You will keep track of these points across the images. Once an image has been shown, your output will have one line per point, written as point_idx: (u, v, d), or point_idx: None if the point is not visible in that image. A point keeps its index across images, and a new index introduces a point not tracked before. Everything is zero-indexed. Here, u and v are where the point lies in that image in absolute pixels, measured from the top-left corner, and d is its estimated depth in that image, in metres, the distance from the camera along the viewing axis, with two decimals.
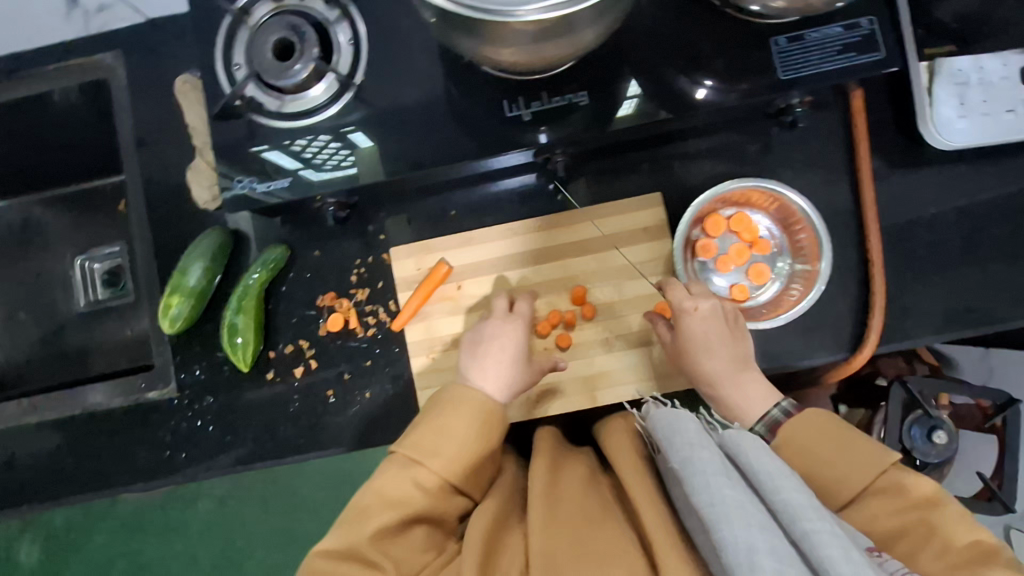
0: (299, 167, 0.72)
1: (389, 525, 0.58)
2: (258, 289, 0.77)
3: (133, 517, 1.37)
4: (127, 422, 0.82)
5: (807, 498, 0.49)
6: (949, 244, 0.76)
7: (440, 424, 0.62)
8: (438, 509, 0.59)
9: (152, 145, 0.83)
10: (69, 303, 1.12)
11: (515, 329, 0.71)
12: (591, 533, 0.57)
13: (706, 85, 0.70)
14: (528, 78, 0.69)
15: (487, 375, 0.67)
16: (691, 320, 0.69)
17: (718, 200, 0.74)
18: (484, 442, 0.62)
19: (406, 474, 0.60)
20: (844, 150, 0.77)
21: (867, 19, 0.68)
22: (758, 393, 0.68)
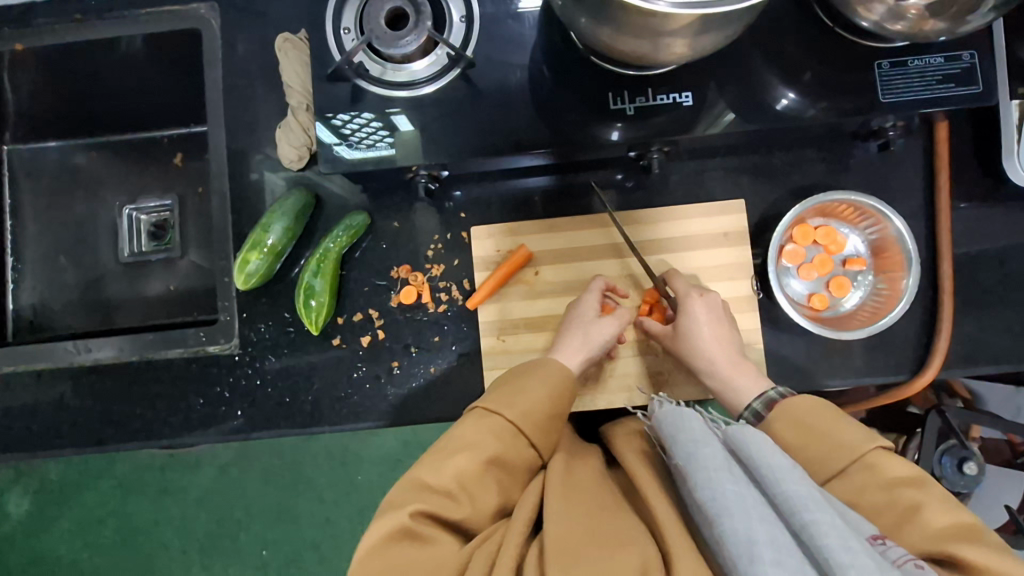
0: (336, 142, 0.73)
1: (468, 467, 0.62)
2: (337, 253, 0.77)
3: (130, 477, 1.34)
4: (184, 374, 0.82)
5: (807, 489, 0.50)
6: (1017, 279, 0.78)
7: (520, 384, 0.68)
8: (511, 453, 0.64)
9: (239, 99, 0.83)
10: (106, 250, 1.10)
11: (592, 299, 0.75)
12: (603, 516, 0.57)
13: (789, 96, 0.71)
14: (624, 72, 0.70)
15: (567, 348, 0.73)
16: (691, 306, 0.73)
17: (811, 210, 0.76)
18: (558, 403, 0.69)
19: (485, 423, 0.65)
20: (923, 178, 0.79)
21: (969, 52, 0.70)
22: (751, 381, 0.70)
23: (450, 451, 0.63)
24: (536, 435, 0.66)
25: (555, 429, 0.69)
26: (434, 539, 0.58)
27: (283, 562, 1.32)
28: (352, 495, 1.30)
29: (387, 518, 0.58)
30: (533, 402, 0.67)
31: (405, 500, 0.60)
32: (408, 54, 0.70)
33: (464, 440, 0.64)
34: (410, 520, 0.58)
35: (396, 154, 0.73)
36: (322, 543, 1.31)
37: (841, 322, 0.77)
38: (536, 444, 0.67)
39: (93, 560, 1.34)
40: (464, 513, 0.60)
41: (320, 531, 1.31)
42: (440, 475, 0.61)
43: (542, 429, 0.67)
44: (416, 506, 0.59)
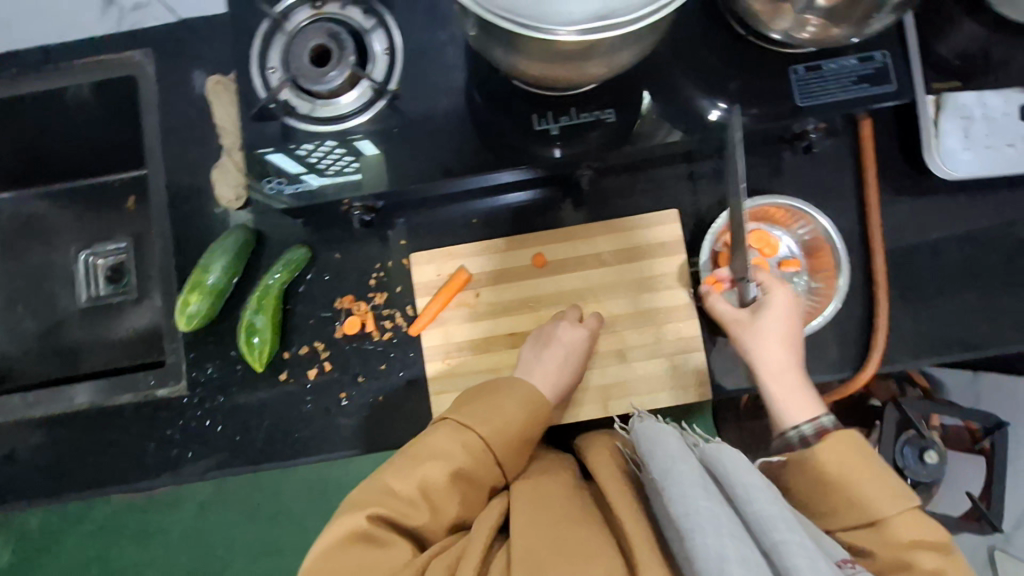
0: (303, 171, 0.76)
1: (434, 477, 0.62)
2: (279, 288, 0.78)
3: (109, 521, 1.33)
4: (135, 418, 0.82)
5: (779, 510, 0.51)
6: (951, 269, 0.80)
7: (494, 401, 0.67)
8: (479, 470, 0.63)
9: (175, 141, 0.83)
10: (64, 297, 1.10)
11: (577, 337, 0.74)
12: (568, 531, 0.57)
13: (720, 107, 0.73)
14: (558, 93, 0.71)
15: (543, 371, 0.72)
16: (772, 303, 0.69)
17: (742, 216, 0.78)
18: (532, 425, 0.68)
19: (456, 435, 0.64)
20: (852, 177, 0.81)
21: (881, 53, 0.72)
22: (801, 399, 0.66)
23: (419, 459, 0.63)
24: (502, 454, 0.65)
25: (524, 451, 0.68)
26: (388, 542, 0.59)
27: None
28: None
29: (347, 518, 0.59)
30: (504, 420, 0.66)
31: (363, 502, 0.61)
32: (335, 88, 0.71)
33: (429, 449, 0.64)
34: (367, 523, 0.59)
35: (364, 178, 0.75)
36: None
37: None
38: (502, 464, 0.66)
39: None
40: (423, 519, 0.61)
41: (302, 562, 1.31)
42: (405, 482, 0.62)
43: (512, 449, 0.66)
44: (374, 509, 0.60)
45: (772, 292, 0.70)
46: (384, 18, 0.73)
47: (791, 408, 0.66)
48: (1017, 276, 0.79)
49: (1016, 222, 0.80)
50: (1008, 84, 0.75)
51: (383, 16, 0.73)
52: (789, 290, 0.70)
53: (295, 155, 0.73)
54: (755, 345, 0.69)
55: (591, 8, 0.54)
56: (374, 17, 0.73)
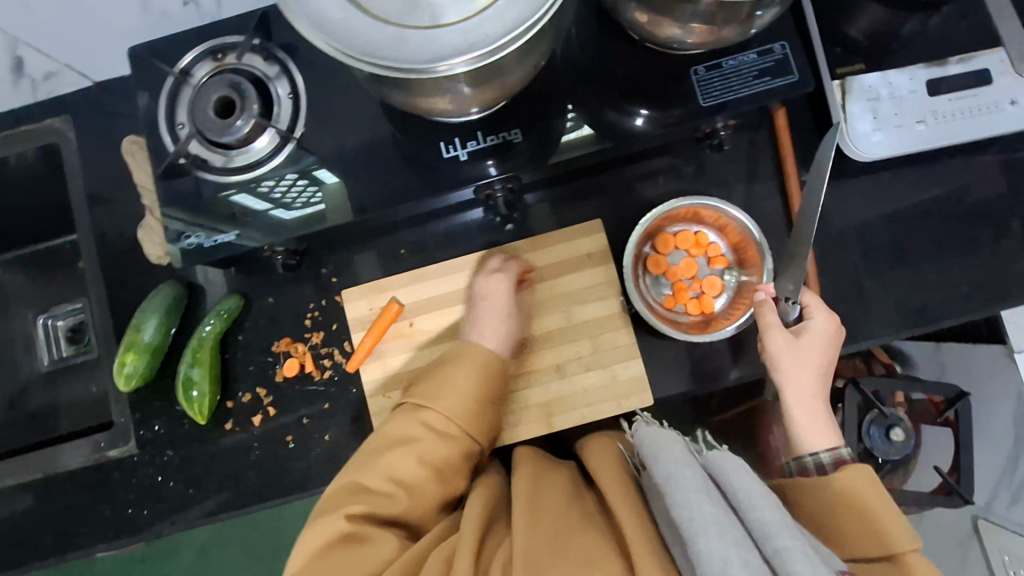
0: (269, 207, 0.75)
1: (403, 464, 0.63)
2: (212, 340, 0.78)
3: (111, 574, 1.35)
4: (89, 482, 0.82)
5: (782, 519, 0.51)
6: (875, 248, 0.81)
7: (446, 374, 0.68)
8: (446, 447, 0.65)
9: (105, 202, 0.85)
10: (26, 363, 1.11)
11: (499, 282, 0.75)
12: (567, 534, 0.56)
13: (642, 114, 0.73)
14: (470, 116, 0.69)
15: (486, 333, 0.72)
16: (810, 329, 0.68)
17: (665, 218, 0.78)
18: (489, 389, 0.68)
19: (414, 417, 0.66)
20: (773, 166, 0.81)
21: (779, 44, 0.72)
22: (819, 427, 0.66)
23: (384, 449, 0.65)
24: (472, 424, 0.67)
25: (492, 415, 0.69)
26: (372, 538, 0.60)
27: None
28: None
29: (325, 522, 0.60)
30: (460, 389, 0.67)
31: (339, 503, 0.62)
32: (243, 137, 0.72)
33: (395, 438, 0.66)
34: (345, 522, 0.60)
35: (328, 208, 0.74)
36: None
37: (710, 324, 0.77)
38: (474, 435, 0.67)
39: None
40: (402, 506, 0.63)
41: None
42: (375, 476, 0.64)
43: (479, 419, 0.67)
44: (351, 509, 0.61)
45: (814, 314, 0.69)
46: (286, 64, 0.74)
47: (810, 434, 0.65)
48: (944, 248, 0.81)
49: (937, 196, 0.82)
50: (912, 61, 0.75)
51: (286, 63, 0.74)
52: (832, 317, 0.69)
53: (262, 193, 0.74)
54: (790, 363, 0.67)
55: (455, 41, 0.51)
56: (277, 64, 0.74)
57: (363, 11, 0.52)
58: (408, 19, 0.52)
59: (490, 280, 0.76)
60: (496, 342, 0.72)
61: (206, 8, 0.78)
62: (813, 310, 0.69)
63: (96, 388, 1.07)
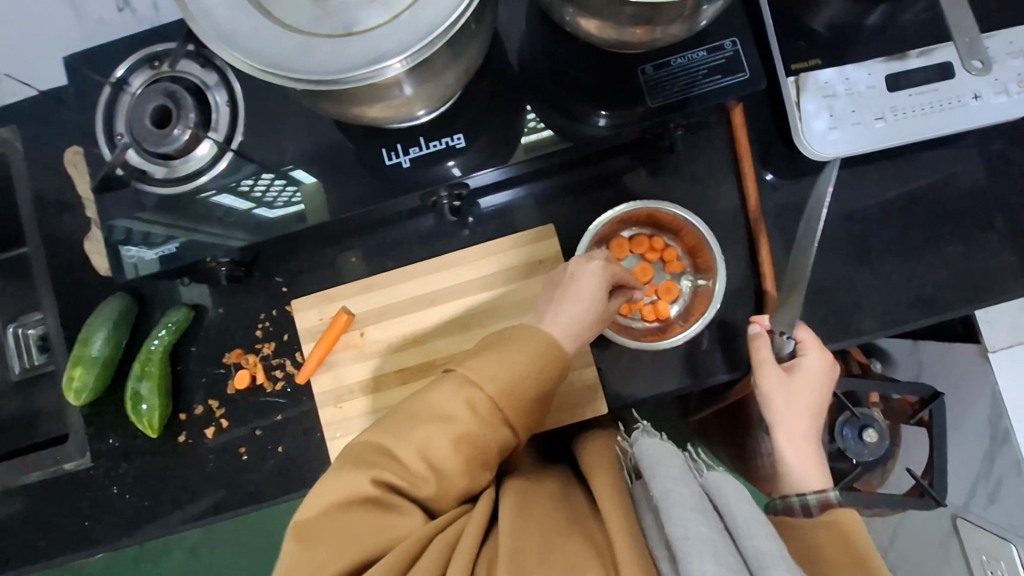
0: (252, 207, 0.71)
1: (437, 440, 0.57)
2: (162, 353, 0.77)
3: None
4: (47, 494, 0.82)
5: (778, 549, 0.50)
6: (838, 249, 0.79)
7: (507, 352, 0.61)
8: (487, 435, 0.58)
9: (53, 215, 0.84)
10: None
11: (593, 269, 0.68)
12: (563, 542, 0.54)
13: (603, 116, 0.71)
14: (416, 119, 0.68)
15: (562, 318, 0.65)
16: (806, 366, 0.68)
17: (615, 222, 0.76)
18: (543, 376, 0.61)
19: (465, 392, 0.59)
20: (731, 166, 0.79)
21: (730, 41, 0.69)
22: (811, 468, 0.65)
23: (421, 420, 0.58)
24: (513, 415, 0.60)
25: (534, 408, 0.62)
26: (395, 507, 0.55)
27: None
28: None
29: (348, 479, 0.55)
30: (518, 373, 0.59)
31: (365, 463, 0.57)
32: (182, 146, 0.71)
33: (436, 412, 0.59)
34: (370, 485, 0.55)
35: (308, 208, 0.70)
36: None
37: (666, 329, 0.75)
38: (513, 427, 0.60)
39: None
40: (429, 490, 0.57)
41: None
42: (407, 445, 0.58)
43: (521, 410, 0.60)
44: (381, 473, 0.56)
45: (808, 351, 0.68)
46: (224, 71, 0.73)
47: (803, 475, 0.65)
48: (908, 249, 0.78)
49: (899, 195, 0.80)
50: (871, 55, 0.72)
51: (224, 70, 0.73)
52: (826, 355, 0.68)
53: (241, 193, 0.71)
54: (782, 400, 0.67)
55: (361, 52, 0.49)
56: (215, 71, 0.73)
57: (272, 21, 0.50)
58: (320, 27, 0.50)
59: (586, 266, 0.69)
60: (567, 335, 0.64)
61: (144, 13, 0.76)
62: (807, 346, 0.69)
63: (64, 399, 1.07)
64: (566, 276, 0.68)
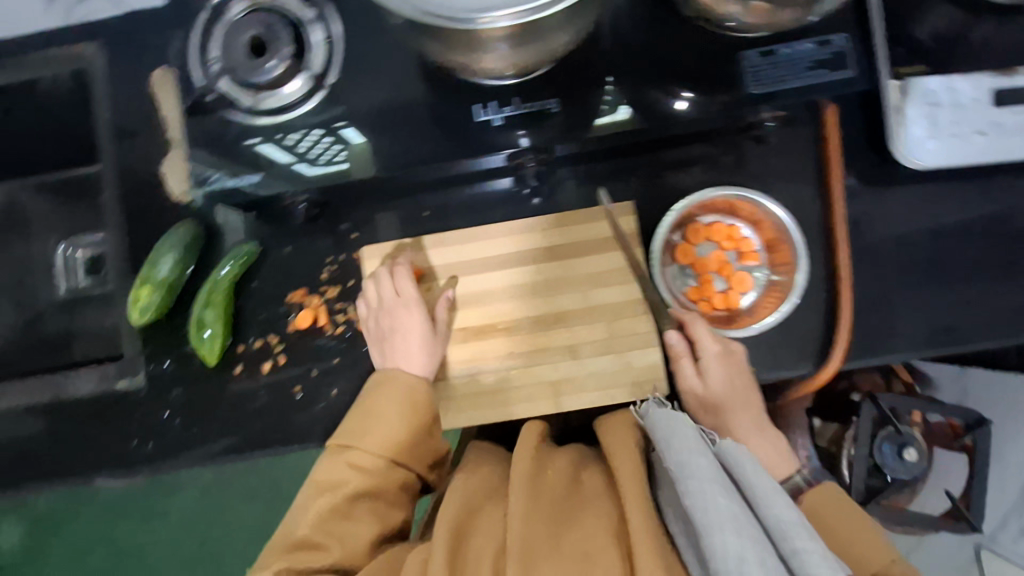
0: (293, 160, 0.73)
1: (331, 498, 0.64)
2: (228, 282, 0.78)
3: (117, 504, 1.42)
4: (94, 411, 0.82)
5: (798, 517, 0.50)
6: (916, 262, 0.77)
7: (372, 406, 0.69)
8: (382, 482, 0.66)
9: (128, 136, 0.84)
10: (45, 289, 1.13)
11: (412, 311, 0.73)
12: (574, 530, 0.55)
13: (685, 97, 0.69)
14: (503, 82, 0.69)
15: (413, 356, 0.72)
16: (712, 369, 0.70)
17: (696, 207, 0.75)
18: (413, 420, 0.68)
19: (338, 458, 0.67)
20: (815, 164, 0.76)
21: (839, 36, 0.67)
22: (777, 460, 0.72)
23: (321, 490, 0.65)
24: (405, 456, 0.68)
25: (425, 446, 0.70)
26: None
27: None
28: None
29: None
30: (385, 427, 0.67)
31: (270, 561, 0.62)
32: (273, 79, 0.70)
33: (325, 483, 0.66)
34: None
35: (352, 167, 0.74)
36: None
37: (735, 320, 0.75)
38: (404, 468, 0.68)
39: None
40: (337, 556, 0.62)
41: None
42: (308, 522, 0.64)
43: (408, 453, 0.68)
44: (280, 563, 0.61)
45: (709, 346, 0.70)
46: (323, 9, 0.72)
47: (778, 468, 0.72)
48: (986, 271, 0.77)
49: (990, 215, 0.77)
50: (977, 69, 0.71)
51: (324, 7, 0.72)
52: (719, 343, 0.70)
53: (284, 145, 0.72)
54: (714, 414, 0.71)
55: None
56: (315, 8, 0.72)
57: None
58: None
59: (404, 310, 0.74)
60: (425, 366, 0.73)
61: None
62: (705, 343, 0.70)
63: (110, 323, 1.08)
64: (386, 328, 0.74)
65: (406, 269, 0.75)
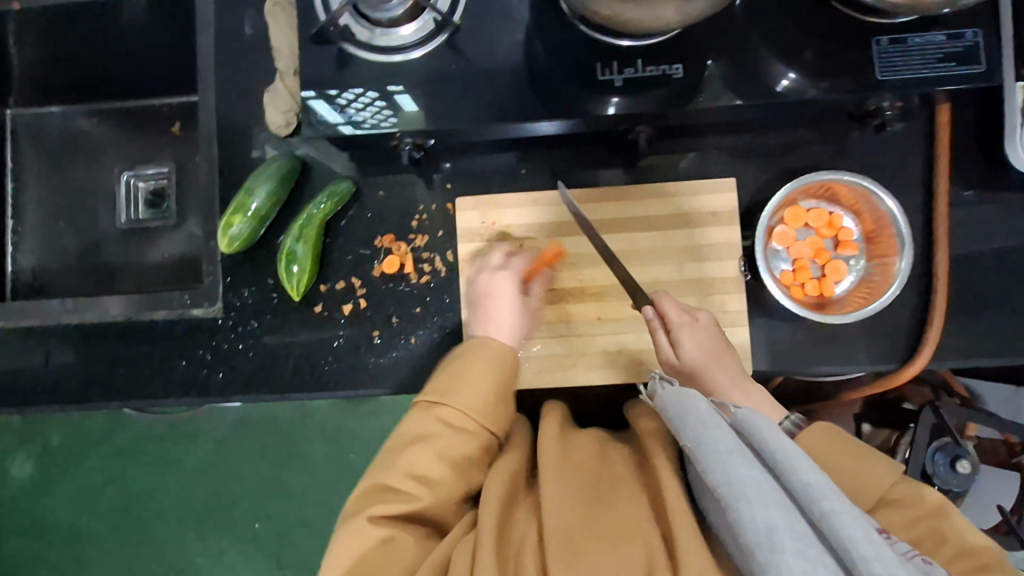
0: (342, 122, 0.74)
1: (423, 457, 0.61)
2: (321, 219, 0.77)
3: (129, 447, 1.35)
4: (169, 334, 0.82)
5: (828, 481, 0.49)
6: (1015, 269, 0.76)
7: (457, 370, 0.65)
8: (473, 442, 0.62)
9: (232, 65, 0.84)
10: (97, 212, 1.05)
11: (508, 280, 0.73)
12: (606, 513, 0.56)
13: (790, 77, 0.70)
14: (618, 42, 0.68)
15: (496, 329, 0.70)
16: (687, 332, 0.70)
17: (801, 191, 0.75)
18: (501, 388, 0.65)
19: (432, 414, 0.63)
20: (924, 162, 0.77)
21: (972, 31, 0.67)
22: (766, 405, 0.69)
23: (410, 442, 0.62)
24: (493, 422, 0.64)
25: (510, 410, 0.66)
26: (397, 539, 0.58)
27: (277, 535, 1.33)
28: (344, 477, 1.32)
29: (348, 533, 0.59)
30: (477, 389, 0.63)
31: (359, 508, 0.60)
32: (394, 18, 0.68)
33: (413, 435, 0.63)
34: (370, 525, 0.58)
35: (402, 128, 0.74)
36: (313, 519, 1.32)
37: (827, 308, 0.75)
38: (493, 430, 0.64)
39: (91, 527, 1.35)
40: (428, 503, 0.60)
41: (313, 507, 1.32)
42: (397, 473, 0.61)
43: (498, 419, 0.64)
44: (373, 510, 0.59)
45: (674, 314, 0.71)
46: None
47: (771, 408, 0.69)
48: None
49: None
50: None
51: None
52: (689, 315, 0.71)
53: (335, 104, 0.72)
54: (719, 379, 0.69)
55: None
56: None
57: None
58: None
59: (497, 277, 0.73)
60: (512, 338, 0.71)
61: None
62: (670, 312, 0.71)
63: (163, 256, 1.03)
64: (480, 294, 0.73)
65: (530, 253, 0.76)
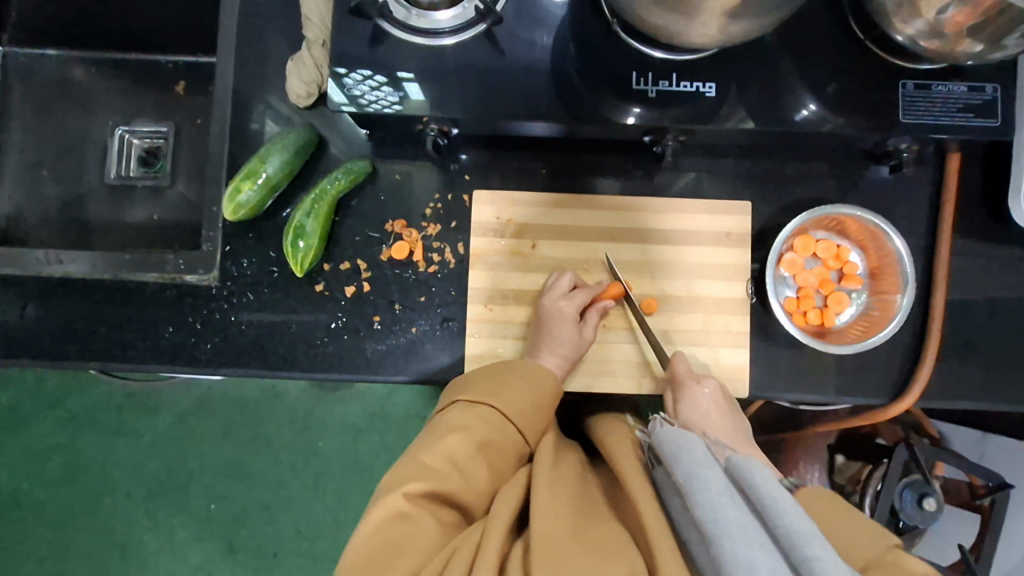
0: (344, 103, 0.71)
1: (461, 445, 0.63)
2: (334, 195, 0.75)
3: (84, 412, 1.29)
4: (157, 298, 0.79)
5: (810, 524, 0.47)
6: (1004, 319, 0.79)
7: (506, 377, 0.69)
8: (498, 437, 0.65)
9: (255, 29, 0.82)
10: (74, 162, 0.98)
11: (570, 310, 0.74)
12: (591, 526, 0.55)
13: (810, 107, 0.71)
14: (650, 53, 0.68)
15: (549, 353, 0.73)
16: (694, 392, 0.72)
17: (811, 222, 0.77)
18: (538, 400, 0.69)
19: (473, 410, 0.66)
20: (928, 206, 0.80)
21: (992, 86, 0.70)
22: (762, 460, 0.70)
23: (443, 432, 0.64)
24: (525, 424, 0.68)
25: (544, 420, 0.70)
26: (422, 519, 0.58)
27: (230, 519, 1.28)
28: (310, 463, 1.28)
29: (384, 502, 0.58)
30: (519, 395, 0.68)
31: (398, 481, 0.60)
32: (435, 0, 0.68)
33: (451, 425, 0.65)
34: (404, 502, 0.58)
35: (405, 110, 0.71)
36: (272, 504, 1.28)
37: (826, 337, 0.78)
38: (523, 432, 0.68)
39: (31, 493, 1.28)
40: (459, 486, 0.61)
41: (272, 491, 1.28)
42: (435, 454, 0.62)
43: (529, 423, 0.68)
44: (412, 485, 0.59)
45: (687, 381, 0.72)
46: None
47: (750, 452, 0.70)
48: None
49: None
50: None
51: None
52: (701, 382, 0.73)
53: (341, 83, 0.70)
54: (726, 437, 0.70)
55: None
56: None
57: None
58: None
59: (566, 304, 0.74)
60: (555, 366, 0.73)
61: None
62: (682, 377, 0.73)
63: (145, 218, 0.98)
64: (542, 317, 0.74)
65: (591, 288, 0.77)
